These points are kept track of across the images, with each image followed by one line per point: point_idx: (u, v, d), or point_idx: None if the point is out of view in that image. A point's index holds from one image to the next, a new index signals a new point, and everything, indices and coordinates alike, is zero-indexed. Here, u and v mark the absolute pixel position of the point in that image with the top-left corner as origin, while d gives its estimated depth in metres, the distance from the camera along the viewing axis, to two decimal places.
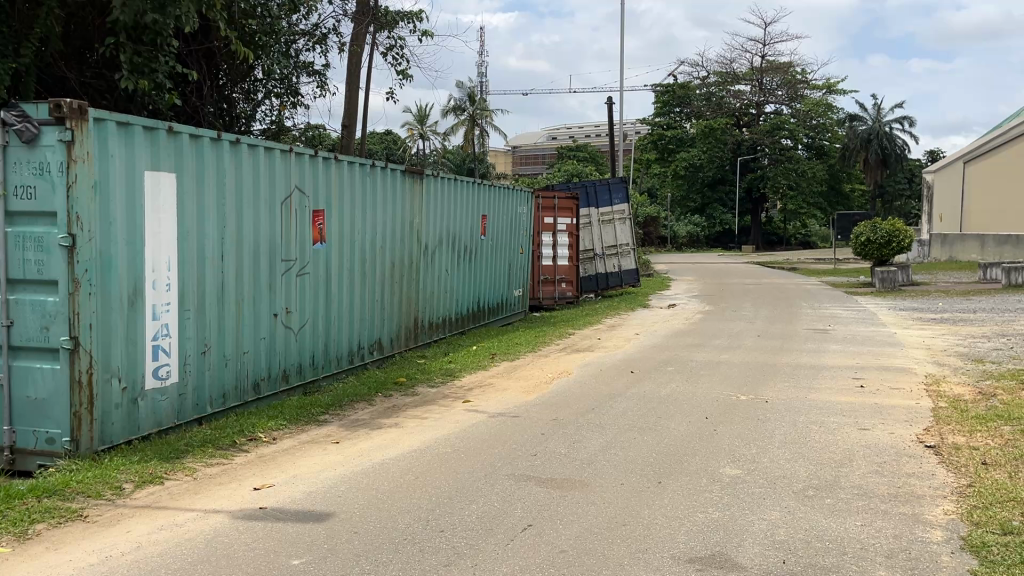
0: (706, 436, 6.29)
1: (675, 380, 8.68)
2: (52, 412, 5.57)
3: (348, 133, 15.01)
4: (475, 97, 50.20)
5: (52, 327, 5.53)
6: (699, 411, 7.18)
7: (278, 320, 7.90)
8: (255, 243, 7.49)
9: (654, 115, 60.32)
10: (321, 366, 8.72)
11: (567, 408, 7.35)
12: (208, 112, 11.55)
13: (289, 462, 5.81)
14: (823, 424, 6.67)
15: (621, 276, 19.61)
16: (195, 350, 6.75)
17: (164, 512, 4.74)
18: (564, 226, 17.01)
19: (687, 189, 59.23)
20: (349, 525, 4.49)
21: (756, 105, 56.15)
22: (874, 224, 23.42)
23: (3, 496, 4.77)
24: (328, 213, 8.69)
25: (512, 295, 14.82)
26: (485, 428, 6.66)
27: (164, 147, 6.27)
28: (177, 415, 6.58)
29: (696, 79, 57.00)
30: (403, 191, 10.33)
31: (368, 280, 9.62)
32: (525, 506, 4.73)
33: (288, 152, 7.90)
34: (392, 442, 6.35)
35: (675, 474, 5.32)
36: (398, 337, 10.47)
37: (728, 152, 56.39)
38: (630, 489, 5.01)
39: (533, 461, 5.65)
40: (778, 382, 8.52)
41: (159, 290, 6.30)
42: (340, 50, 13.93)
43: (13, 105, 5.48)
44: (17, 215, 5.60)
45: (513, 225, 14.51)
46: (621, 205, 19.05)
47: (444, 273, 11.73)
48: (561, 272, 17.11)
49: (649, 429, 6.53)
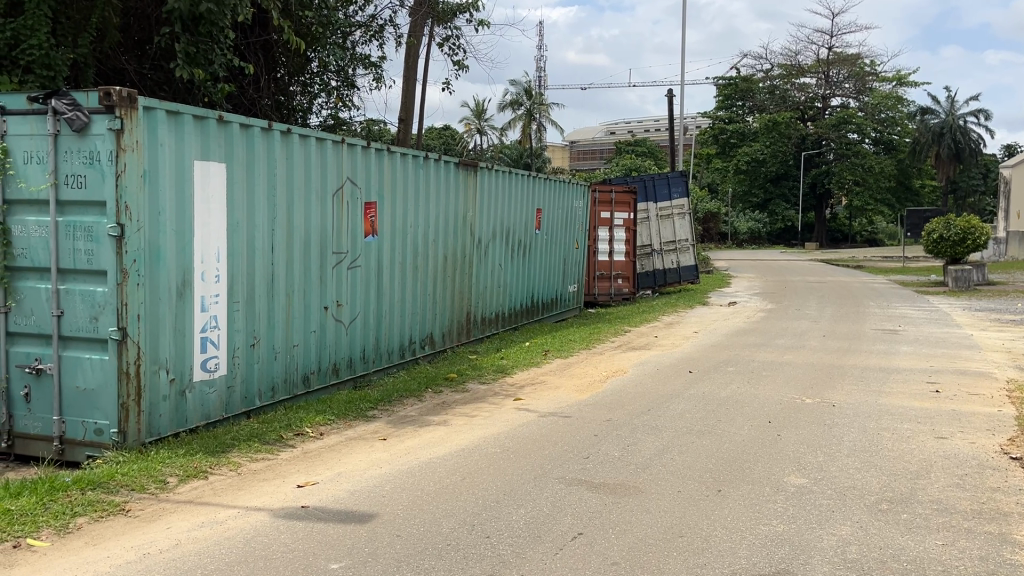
0: (770, 441, 5.96)
1: (736, 381, 8.33)
2: (101, 403, 5.55)
3: (405, 126, 14.94)
4: (533, 91, 50.14)
5: (101, 317, 5.49)
6: (761, 414, 6.83)
7: (329, 313, 7.81)
8: (306, 235, 7.39)
9: (716, 109, 59.38)
10: (372, 360, 8.60)
11: (622, 408, 7.08)
12: (265, 104, 11.58)
13: (335, 459, 5.67)
14: (896, 431, 6.27)
15: (679, 273, 19.17)
16: (245, 342, 6.68)
17: (205, 509, 4.63)
18: (621, 221, 16.67)
19: (749, 185, 57.98)
20: (391, 528, 4.31)
21: (823, 99, 55.37)
22: (947, 220, 22.48)
23: (48, 487, 4.72)
24: (381, 205, 8.56)
25: (567, 291, 14.57)
26: (536, 428, 6.44)
27: (214, 136, 6.19)
28: (225, 407, 6.52)
29: (760, 72, 56.15)
30: (457, 184, 10.17)
31: (420, 274, 9.47)
32: (576, 513, 4.49)
33: (341, 143, 7.79)
34: (441, 440, 6.18)
35: (737, 482, 5.02)
36: (450, 332, 10.32)
37: (792, 147, 55.01)
38: (687, 498, 4.73)
39: (586, 464, 5.40)
40: (846, 385, 8.11)
41: (209, 281, 6.23)
42: (396, 42, 13.87)
43: (63, 93, 5.42)
44: (68, 205, 5.57)
45: (569, 219, 14.25)
46: (680, 199, 18.64)
47: (498, 268, 11.53)
48: (617, 268, 16.78)
49: (709, 432, 6.22)
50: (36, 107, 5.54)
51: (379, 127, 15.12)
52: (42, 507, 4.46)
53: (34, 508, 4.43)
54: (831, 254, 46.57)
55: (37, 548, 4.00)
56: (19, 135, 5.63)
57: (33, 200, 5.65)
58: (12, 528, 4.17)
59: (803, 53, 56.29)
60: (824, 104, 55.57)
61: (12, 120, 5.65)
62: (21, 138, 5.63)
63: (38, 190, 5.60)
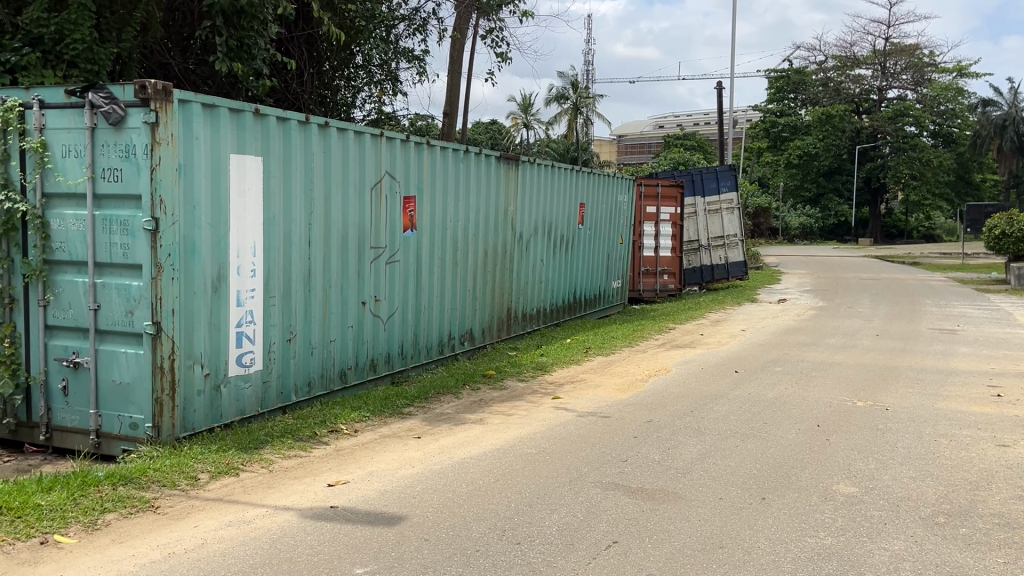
0: (818, 446, 5.70)
1: (784, 382, 8.03)
2: (135, 397, 5.54)
3: (449, 121, 14.84)
4: (579, 85, 49.72)
5: (136, 312, 5.47)
6: (809, 417, 6.55)
7: (367, 309, 7.73)
8: (344, 229, 7.32)
9: (767, 102, 58.28)
10: (410, 356, 8.52)
11: (663, 409, 6.86)
12: (308, 99, 11.57)
13: (368, 458, 5.58)
14: (954, 438, 5.95)
15: (728, 268, 18.78)
16: (281, 337, 6.63)
17: (233, 507, 4.57)
18: (667, 215, 16.34)
19: (801, 179, 56.78)
20: (420, 531, 4.19)
21: (879, 91, 53.81)
22: (1010, 217, 21.63)
23: (80, 481, 4.70)
24: (420, 199, 8.45)
25: (611, 287, 14.35)
26: (574, 429, 6.27)
27: (250, 129, 6.13)
28: (261, 403, 6.48)
29: (813, 64, 55.31)
30: (499, 178, 10.02)
31: (460, 269, 9.36)
32: (611, 520, 4.31)
33: (379, 136, 7.70)
34: (476, 439, 6.04)
35: (782, 490, 4.78)
36: (490, 328, 10.20)
37: (846, 140, 53.69)
38: (729, 506, 4.51)
39: (624, 467, 5.21)
40: (900, 387, 7.76)
41: (244, 275, 6.18)
42: (440, 35, 13.77)
43: (100, 87, 5.40)
44: (105, 199, 5.56)
45: (614, 214, 14.00)
46: (729, 193, 18.21)
47: (540, 264, 11.37)
48: (663, 263, 16.49)
49: (754, 436, 5.98)
50: (74, 101, 5.53)
51: (424, 122, 15.06)
52: (72, 503, 4.44)
53: (64, 504, 4.40)
54: (890, 253, 39.97)
55: (64, 545, 3.98)
56: (58, 129, 5.62)
57: (71, 193, 5.64)
58: (40, 524, 4.14)
59: (859, 44, 54.96)
60: (880, 96, 54.16)
61: (51, 114, 5.64)
62: (59, 131, 5.62)
63: (76, 184, 5.59)
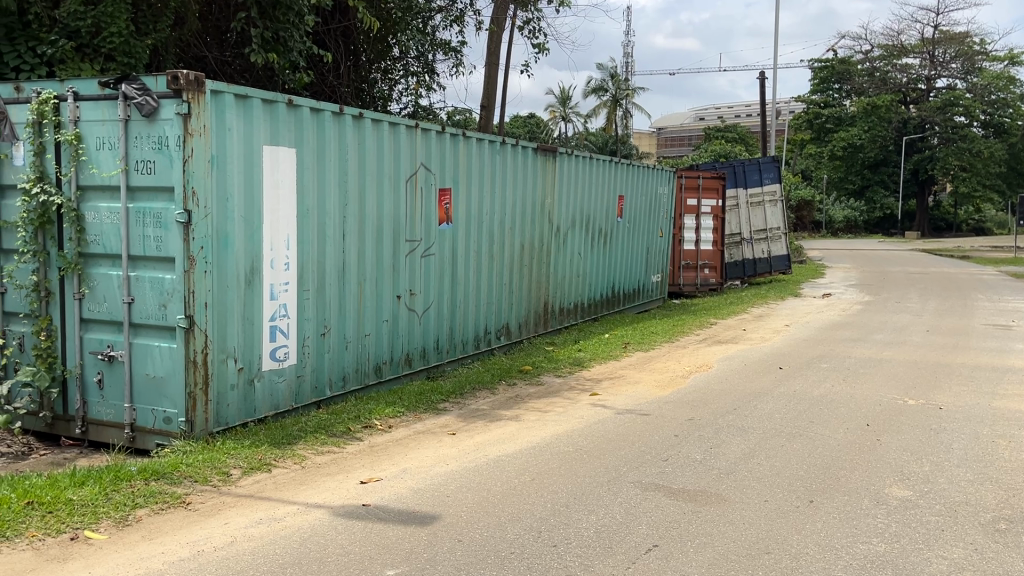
0: (868, 447, 5.45)
1: (831, 379, 7.75)
2: (169, 391, 5.50)
3: (486, 113, 14.72)
4: (619, 76, 49.29)
5: (170, 305, 5.43)
6: (858, 416, 6.29)
7: (402, 302, 7.64)
8: (379, 222, 7.23)
9: (811, 93, 57.23)
10: (446, 351, 8.42)
11: (705, 407, 6.65)
12: (345, 92, 11.54)
13: (401, 454, 5.48)
14: (1013, 439, 5.65)
15: (770, 263, 18.40)
16: (315, 331, 6.56)
17: (265, 504, 4.49)
18: (708, 208, 16.02)
19: (845, 171, 55.67)
20: (453, 531, 4.06)
21: (927, 80, 52.61)
22: None
23: (112, 476, 4.65)
24: (456, 191, 8.33)
25: (650, 281, 14.12)
26: (612, 427, 6.09)
27: (283, 120, 6.06)
28: (295, 398, 6.42)
29: (858, 54, 54.14)
30: (536, 170, 9.87)
31: (496, 262, 9.23)
32: (651, 523, 4.14)
33: (414, 127, 7.59)
34: (511, 436, 5.90)
35: (831, 492, 4.56)
36: (527, 322, 10.06)
37: (892, 131, 52.39)
38: (775, 508, 4.31)
39: (664, 467, 5.03)
40: (954, 385, 7.44)
41: (278, 268, 6.12)
42: (477, 26, 13.65)
43: (133, 78, 5.35)
44: (138, 191, 5.52)
45: (653, 206, 13.75)
46: (772, 185, 17.82)
47: (578, 257, 11.20)
48: (704, 257, 16.19)
49: (800, 435, 5.75)
50: (108, 92, 5.48)
51: (461, 116, 14.94)
52: (104, 497, 4.39)
53: (96, 499, 4.35)
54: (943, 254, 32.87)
55: (94, 541, 3.93)
56: (92, 121, 5.59)
57: (105, 186, 5.60)
58: (71, 519, 4.10)
59: (907, 33, 53.64)
60: (928, 85, 52.73)
61: (85, 106, 5.61)
62: (93, 124, 5.59)
63: (110, 176, 5.55)
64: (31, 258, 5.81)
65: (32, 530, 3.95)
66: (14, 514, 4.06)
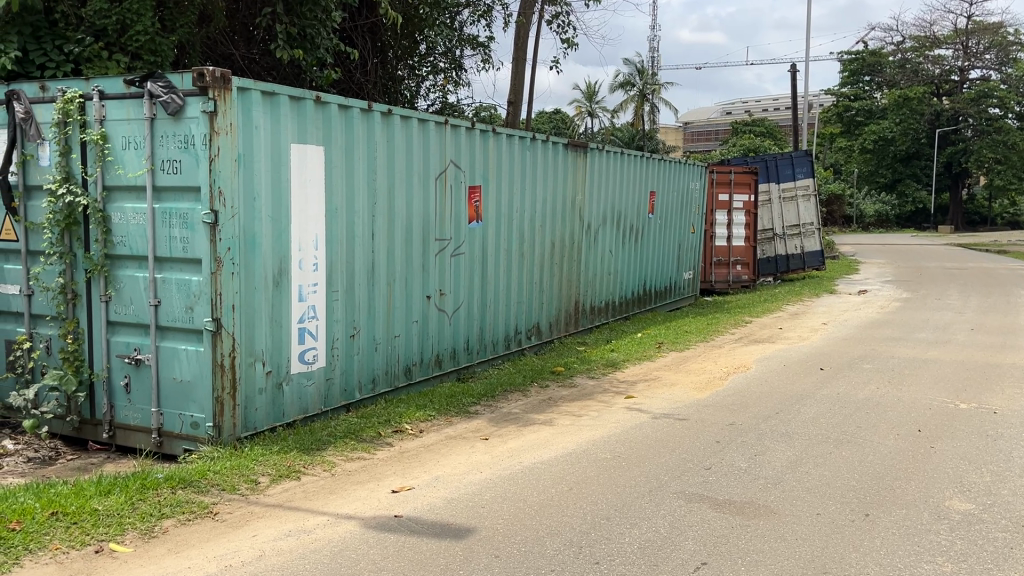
0: (922, 455, 5.19)
1: (876, 381, 7.45)
2: (196, 396, 5.38)
3: (514, 109, 14.52)
4: (645, 71, 48.87)
5: (196, 307, 5.30)
6: (908, 421, 6.02)
7: (432, 303, 7.48)
8: (408, 221, 7.06)
9: (841, 86, 56.34)
10: (476, 351, 8.24)
11: (746, 411, 6.42)
12: (372, 89, 11.40)
13: (433, 461, 5.31)
14: None
15: (804, 259, 18.02)
16: (344, 333, 6.42)
17: (294, 514, 4.34)
18: (740, 203, 15.70)
19: (876, 165, 54.79)
20: (490, 546, 3.89)
21: (960, 71, 51.40)
22: None
23: (139, 484, 4.52)
24: (485, 189, 8.15)
25: (682, 278, 13.84)
26: (650, 432, 5.88)
27: (311, 118, 5.91)
28: (324, 401, 6.28)
29: (889, 45, 53.21)
30: (566, 166, 9.66)
31: (527, 261, 9.04)
32: (698, 538, 3.93)
33: (444, 123, 7.42)
34: (546, 442, 5.72)
35: (887, 505, 4.32)
36: (558, 321, 9.86)
37: (924, 123, 51.26)
38: (830, 523, 4.09)
39: (708, 477, 4.81)
40: (1007, 388, 7.13)
41: (306, 269, 5.98)
42: (505, 20, 13.43)
43: (159, 75, 5.22)
44: (164, 191, 5.39)
45: (685, 202, 13.48)
46: (805, 179, 17.42)
47: (609, 254, 10.98)
48: (736, 253, 15.89)
49: (849, 442, 5.50)
50: (133, 91, 5.36)
51: (488, 113, 14.74)
52: (130, 507, 4.27)
53: (122, 509, 4.23)
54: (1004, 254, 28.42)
55: (118, 554, 3.80)
56: (118, 120, 5.47)
57: (131, 186, 5.49)
58: (96, 531, 3.98)
59: (940, 24, 52.57)
60: (961, 77, 51.53)
61: (111, 105, 5.49)
62: (119, 123, 5.47)
63: (136, 176, 5.43)
64: (57, 260, 5.71)
65: (55, 542, 3.83)
66: (38, 526, 3.95)
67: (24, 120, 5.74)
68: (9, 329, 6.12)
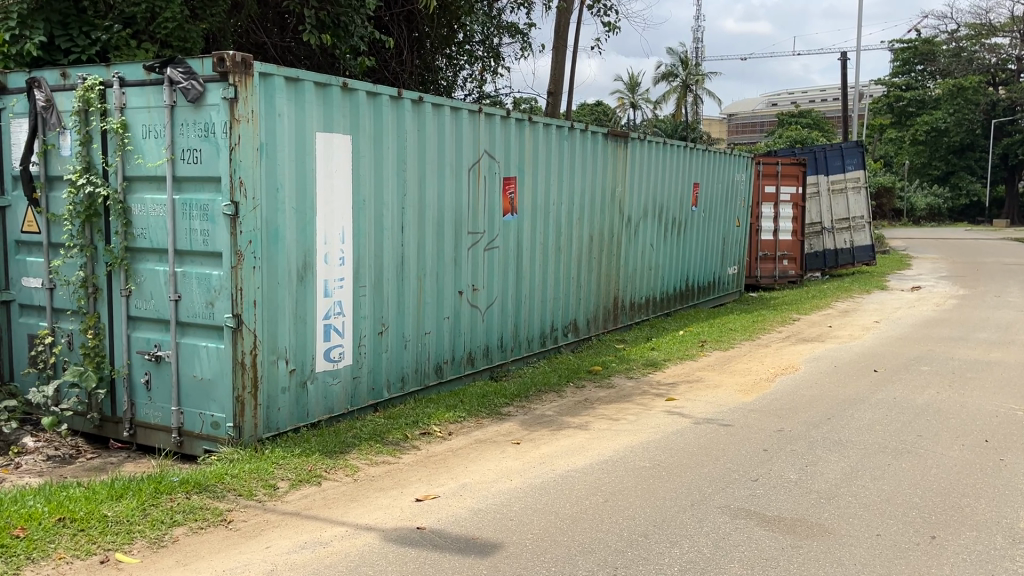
0: (991, 469, 4.77)
1: (935, 385, 6.99)
2: (216, 395, 5.17)
3: (554, 100, 14.17)
4: (689, 62, 48.14)
5: (217, 303, 5.09)
6: (973, 430, 5.58)
7: (464, 298, 7.21)
8: (439, 213, 6.78)
9: (892, 76, 54.85)
10: (510, 349, 7.95)
11: (795, 416, 6.03)
12: (408, 78, 11.15)
13: (461, 467, 5.03)
14: None
15: (854, 254, 17.31)
16: (372, 329, 6.17)
17: (311, 524, 4.10)
18: (787, 196, 15.15)
19: (929, 157, 53.14)
20: (517, 564, 3.59)
21: (1017, 60, 49.64)
22: None
23: (152, 488, 4.30)
24: (521, 180, 7.84)
25: (726, 274, 13.39)
26: (693, 438, 5.53)
27: (338, 105, 5.65)
28: (351, 400, 6.05)
29: (943, 34, 51.63)
30: (606, 157, 9.30)
31: (564, 255, 8.72)
32: (744, 560, 3.59)
33: (478, 112, 7.12)
34: (581, 448, 5.40)
35: (955, 526, 3.92)
36: (596, 318, 9.52)
37: (980, 114, 49.57)
38: (892, 546, 3.71)
39: (755, 490, 4.46)
40: None
41: (332, 263, 5.73)
42: (545, 7, 13.09)
43: (179, 61, 5.01)
44: (185, 181, 5.18)
45: (729, 195, 13.01)
46: (855, 171, 16.82)
47: (650, 248, 10.59)
48: (783, 248, 15.36)
49: (909, 453, 5.08)
50: (153, 77, 5.15)
51: (528, 105, 14.44)
52: (141, 513, 4.06)
53: (132, 515, 4.02)
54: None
55: (124, 566, 3.59)
56: (138, 108, 5.27)
57: (152, 176, 5.29)
58: (104, 539, 3.78)
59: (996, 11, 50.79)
60: (1019, 66, 49.76)
61: (131, 92, 5.29)
62: (139, 111, 5.27)
63: (156, 166, 5.23)
64: (78, 254, 5.56)
65: (60, 551, 3.63)
66: (43, 532, 3.75)
67: (45, 109, 5.60)
68: (33, 324, 5.99)
